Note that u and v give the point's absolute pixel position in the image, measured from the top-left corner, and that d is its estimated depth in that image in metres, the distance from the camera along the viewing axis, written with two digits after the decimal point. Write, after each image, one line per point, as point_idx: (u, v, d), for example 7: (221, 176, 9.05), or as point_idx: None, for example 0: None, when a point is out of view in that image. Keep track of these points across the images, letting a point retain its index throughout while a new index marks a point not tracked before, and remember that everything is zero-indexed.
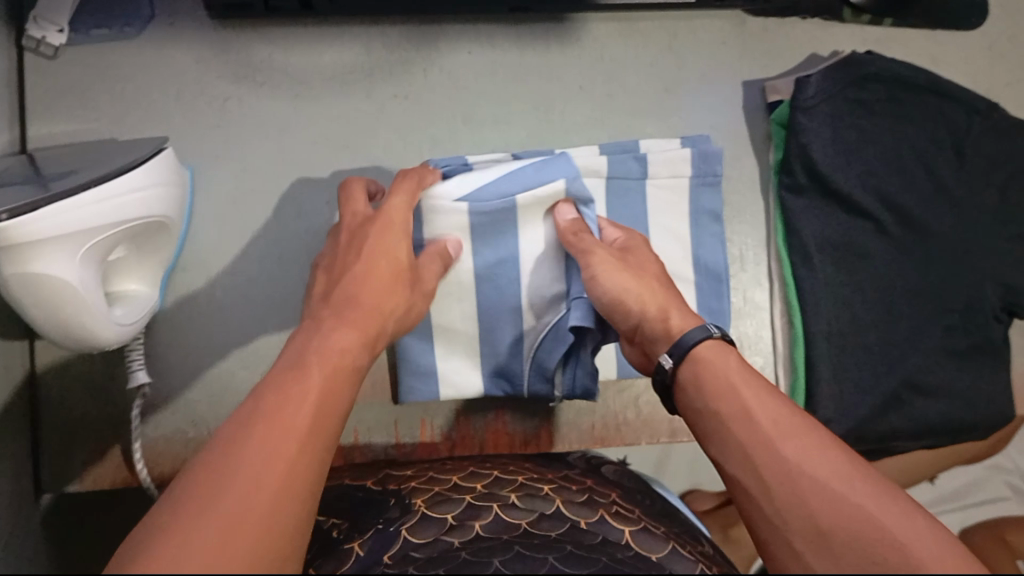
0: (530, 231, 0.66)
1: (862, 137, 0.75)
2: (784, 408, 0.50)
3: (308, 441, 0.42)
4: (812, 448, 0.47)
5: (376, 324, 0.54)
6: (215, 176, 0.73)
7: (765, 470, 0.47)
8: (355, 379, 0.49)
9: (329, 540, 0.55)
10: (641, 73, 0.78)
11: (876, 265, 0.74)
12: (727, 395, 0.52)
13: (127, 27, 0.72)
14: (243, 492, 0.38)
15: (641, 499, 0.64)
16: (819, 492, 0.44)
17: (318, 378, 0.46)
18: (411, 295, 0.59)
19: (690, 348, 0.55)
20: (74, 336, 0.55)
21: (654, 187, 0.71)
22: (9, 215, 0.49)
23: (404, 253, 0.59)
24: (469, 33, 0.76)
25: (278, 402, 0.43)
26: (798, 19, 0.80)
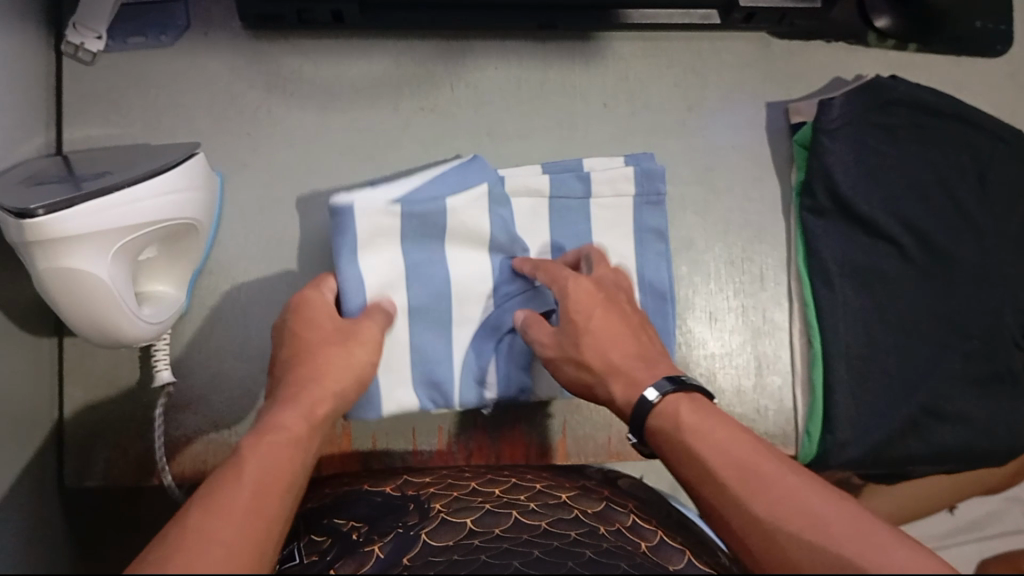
0: (455, 239, 0.66)
1: (885, 160, 0.76)
2: (745, 453, 0.52)
3: (253, 516, 0.43)
4: (783, 497, 0.48)
5: (322, 390, 0.54)
6: (242, 182, 0.74)
7: (744, 533, 0.49)
8: (304, 452, 0.50)
9: (347, 542, 0.56)
10: (664, 92, 0.79)
11: (894, 287, 0.74)
12: (688, 460, 0.53)
13: (162, 36, 0.74)
14: (192, 559, 0.38)
15: (657, 510, 0.64)
16: (802, 548, 0.45)
17: (257, 453, 0.47)
18: (353, 354, 0.58)
19: (644, 417, 0.57)
20: (103, 331, 0.56)
21: (597, 207, 0.73)
22: (46, 211, 0.51)
23: (330, 322, 0.59)
24: (496, 48, 0.78)
25: (220, 487, 0.44)
26: (823, 42, 0.81)
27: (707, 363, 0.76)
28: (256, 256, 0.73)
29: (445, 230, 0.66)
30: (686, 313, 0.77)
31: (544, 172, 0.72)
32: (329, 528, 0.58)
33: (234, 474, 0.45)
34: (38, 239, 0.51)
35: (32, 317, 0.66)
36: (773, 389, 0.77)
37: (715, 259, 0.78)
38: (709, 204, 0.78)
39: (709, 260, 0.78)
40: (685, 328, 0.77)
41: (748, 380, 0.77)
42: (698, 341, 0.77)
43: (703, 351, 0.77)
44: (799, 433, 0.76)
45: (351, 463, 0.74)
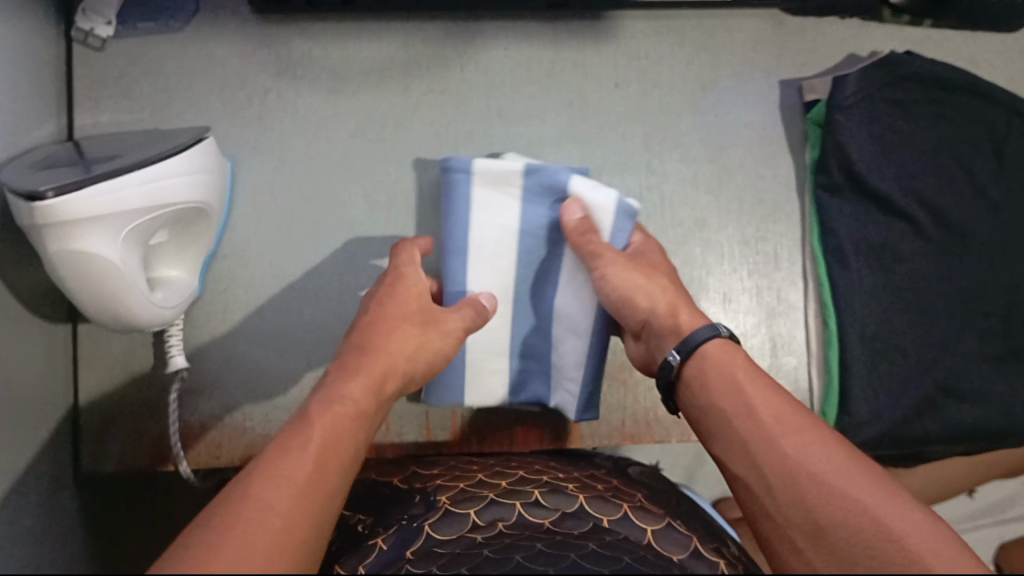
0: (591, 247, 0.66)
1: (900, 137, 0.75)
2: (785, 403, 0.52)
3: (314, 487, 0.44)
4: (811, 443, 0.49)
5: (384, 362, 0.56)
6: (253, 166, 0.74)
7: (766, 465, 0.49)
8: (367, 426, 0.51)
9: (353, 536, 0.57)
10: (676, 71, 0.78)
11: (911, 265, 0.74)
12: (730, 390, 0.54)
13: (172, 20, 0.74)
14: (243, 537, 0.39)
15: (667, 501, 0.63)
16: (816, 486, 0.46)
17: (323, 428, 0.48)
18: (430, 336, 0.60)
19: (697, 345, 0.57)
20: (114, 315, 0.56)
21: None
22: (55, 193, 0.51)
23: (416, 302, 0.61)
24: (506, 29, 0.77)
25: (284, 455, 0.45)
26: (837, 18, 0.80)
27: None
28: (266, 240, 0.73)
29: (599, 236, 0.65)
30: (700, 295, 0.76)
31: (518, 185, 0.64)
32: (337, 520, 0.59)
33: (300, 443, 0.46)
34: (49, 222, 0.51)
35: (45, 303, 0.66)
36: (789, 369, 0.76)
37: (728, 240, 0.77)
38: (722, 183, 0.77)
39: (722, 241, 0.77)
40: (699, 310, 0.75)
41: (763, 360, 0.76)
42: None
43: None
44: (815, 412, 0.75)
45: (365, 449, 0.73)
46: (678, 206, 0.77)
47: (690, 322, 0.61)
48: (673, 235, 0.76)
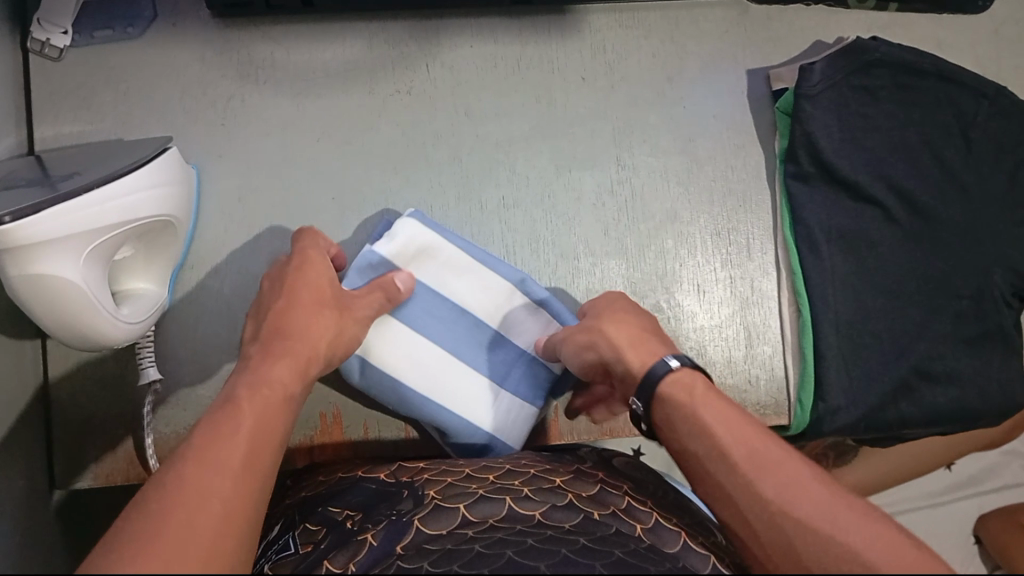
0: (452, 265, 0.69)
1: (866, 122, 0.75)
2: (759, 439, 0.50)
3: (247, 474, 0.44)
4: (790, 479, 0.46)
5: (306, 349, 0.55)
6: (220, 173, 0.73)
7: (748, 511, 0.47)
8: (292, 413, 0.51)
9: (343, 532, 0.56)
10: (643, 63, 0.78)
11: (881, 250, 0.74)
12: (701, 436, 0.51)
13: (129, 28, 0.73)
14: (191, 513, 0.39)
15: (652, 492, 0.64)
16: (799, 529, 0.44)
17: (250, 413, 0.47)
18: (346, 328, 0.60)
19: (657, 382, 0.56)
20: (81, 334, 0.55)
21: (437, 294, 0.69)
22: (13, 218, 0.50)
23: (330, 288, 0.60)
24: (471, 26, 0.77)
25: (212, 441, 0.44)
26: (803, 6, 0.80)
27: (696, 335, 0.75)
28: (235, 247, 0.72)
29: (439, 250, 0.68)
30: (674, 287, 0.75)
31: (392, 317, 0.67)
32: (325, 517, 0.59)
33: (230, 427, 0.46)
34: (8, 246, 0.50)
35: (8, 320, 0.65)
36: (764, 359, 0.75)
37: (701, 230, 0.77)
38: (693, 175, 0.77)
39: (695, 232, 0.77)
40: (674, 302, 0.75)
41: (738, 350, 0.75)
42: (687, 314, 0.75)
43: (692, 324, 0.75)
44: (791, 400, 0.74)
45: (343, 449, 0.72)
46: (650, 199, 0.76)
47: (638, 356, 0.59)
48: (646, 228, 0.76)
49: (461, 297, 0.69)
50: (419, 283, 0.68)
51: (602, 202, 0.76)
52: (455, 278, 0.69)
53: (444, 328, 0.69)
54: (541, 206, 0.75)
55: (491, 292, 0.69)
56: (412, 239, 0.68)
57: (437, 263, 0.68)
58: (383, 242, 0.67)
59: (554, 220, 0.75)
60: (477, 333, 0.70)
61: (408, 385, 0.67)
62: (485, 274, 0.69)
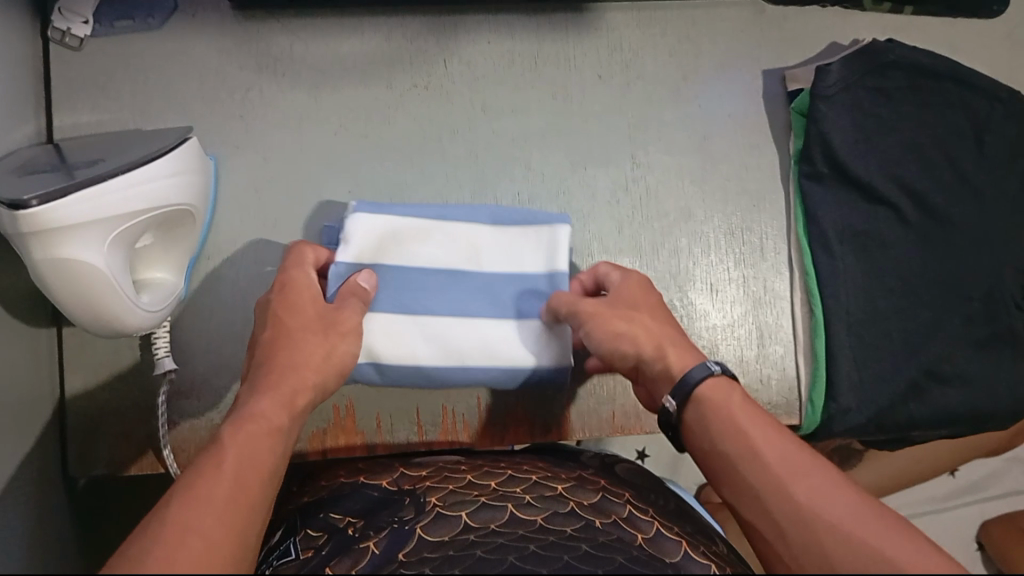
0: (417, 239, 0.68)
1: (881, 125, 0.75)
2: (795, 449, 0.51)
3: (236, 498, 0.45)
4: (822, 485, 0.48)
5: (296, 382, 0.56)
6: (237, 164, 0.73)
7: (778, 513, 0.48)
8: (282, 442, 0.52)
9: (344, 539, 0.56)
10: (659, 61, 0.78)
11: (894, 251, 0.74)
12: (735, 439, 0.53)
13: (149, 18, 0.73)
14: (176, 544, 0.40)
15: (654, 500, 0.64)
16: (832, 533, 0.45)
17: (234, 445, 0.48)
18: (333, 343, 0.60)
19: (693, 386, 0.57)
20: (102, 321, 0.55)
21: (438, 275, 0.68)
22: (39, 201, 0.51)
23: (313, 309, 0.61)
24: (488, 23, 0.77)
25: (201, 476, 0.46)
26: (818, 7, 0.81)
27: (709, 334, 0.75)
28: (251, 238, 0.72)
29: (396, 227, 0.67)
30: (687, 286, 0.76)
31: (385, 326, 0.66)
32: (326, 524, 0.59)
33: (215, 463, 0.47)
34: (33, 229, 0.51)
35: (27, 307, 0.65)
36: (776, 359, 0.75)
37: (714, 229, 0.77)
38: (707, 175, 0.77)
39: (708, 231, 0.77)
40: (687, 300, 0.75)
41: (751, 349, 0.75)
42: (700, 313, 0.75)
43: (705, 322, 0.75)
44: (802, 400, 0.74)
45: (356, 445, 0.72)
46: (664, 197, 0.77)
47: (679, 358, 0.59)
48: (659, 226, 0.76)
49: (442, 257, 0.68)
50: (392, 270, 0.67)
51: (616, 200, 0.76)
52: (425, 246, 0.68)
53: (445, 293, 0.68)
54: (556, 202, 0.75)
55: (462, 240, 0.68)
56: (371, 229, 0.67)
57: (401, 241, 0.68)
58: (341, 250, 0.66)
59: (569, 217, 0.75)
60: (473, 280, 0.68)
61: (426, 361, 0.67)
62: (460, 233, 0.69)
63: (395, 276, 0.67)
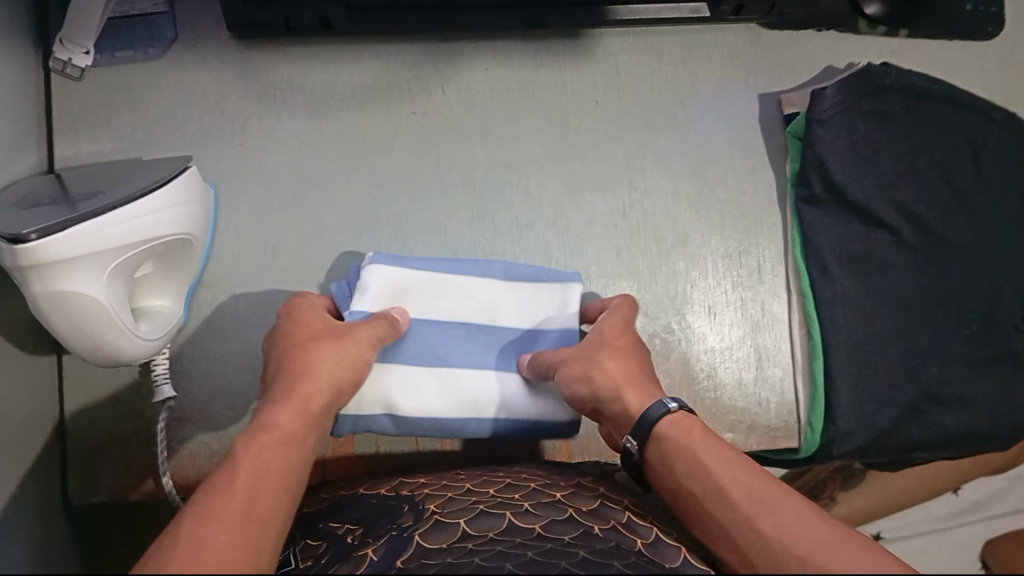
0: (431, 291, 0.68)
1: (876, 147, 0.76)
2: (758, 481, 0.50)
3: (250, 513, 0.44)
4: (789, 521, 0.47)
5: (312, 387, 0.55)
6: (237, 192, 0.73)
7: (749, 548, 0.47)
8: (302, 447, 0.51)
9: (343, 546, 0.56)
10: (656, 85, 0.79)
11: (891, 273, 0.74)
12: (699, 474, 0.52)
13: (150, 49, 0.74)
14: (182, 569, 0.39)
15: (652, 505, 0.65)
16: (802, 565, 0.44)
17: (247, 457, 0.47)
18: (343, 347, 0.58)
19: (654, 424, 0.56)
20: (101, 351, 0.56)
21: (451, 329, 0.68)
22: (38, 235, 0.51)
23: (321, 323, 0.60)
24: (486, 48, 0.78)
25: (216, 497, 0.45)
26: (814, 31, 0.82)
27: (708, 357, 0.75)
28: (250, 266, 0.73)
29: (412, 278, 0.67)
30: (685, 308, 0.76)
31: (397, 379, 0.65)
32: (325, 533, 0.59)
33: (226, 480, 0.46)
34: (33, 263, 0.51)
35: (28, 336, 0.65)
36: (774, 381, 0.75)
37: (712, 253, 0.77)
38: (704, 198, 0.78)
39: (706, 255, 0.77)
40: (685, 324, 0.76)
41: (749, 372, 0.75)
42: (698, 336, 0.76)
43: (703, 346, 0.75)
44: (801, 424, 0.74)
45: (354, 465, 0.72)
46: (661, 221, 0.77)
47: (637, 399, 0.59)
48: (657, 250, 0.76)
49: (459, 313, 0.68)
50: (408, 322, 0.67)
51: (614, 224, 0.76)
52: (442, 302, 0.68)
53: (454, 347, 0.67)
54: (553, 227, 0.76)
55: (478, 298, 0.69)
56: (387, 278, 0.67)
57: (417, 296, 0.68)
58: (358, 298, 0.65)
59: (567, 241, 0.76)
60: (488, 336, 0.69)
61: (441, 412, 0.66)
62: (472, 285, 0.69)
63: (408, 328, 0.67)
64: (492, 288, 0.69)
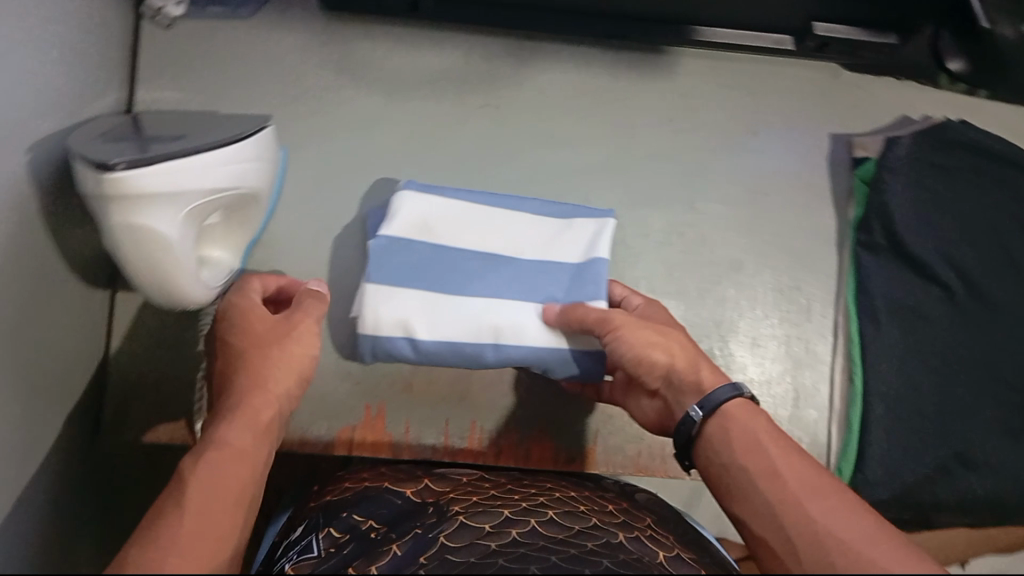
0: (457, 224, 0.68)
1: (938, 202, 0.75)
2: (813, 471, 0.51)
3: (204, 528, 0.41)
4: (833, 509, 0.47)
5: (259, 406, 0.52)
6: (304, 159, 0.74)
7: (792, 529, 0.47)
8: (253, 466, 0.48)
9: (366, 541, 0.56)
10: (729, 111, 0.79)
11: (938, 329, 0.74)
12: (753, 454, 0.52)
13: (241, 8, 0.76)
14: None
15: (674, 527, 0.64)
16: (843, 548, 0.44)
17: (195, 478, 0.44)
18: (286, 347, 0.57)
19: (720, 403, 0.56)
20: (161, 288, 0.56)
21: (477, 258, 0.68)
22: (126, 167, 0.51)
23: (263, 325, 0.59)
24: (565, 53, 0.79)
25: (162, 516, 0.41)
26: (893, 79, 0.82)
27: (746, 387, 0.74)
28: (306, 233, 0.73)
29: (439, 207, 0.68)
30: (729, 337, 0.75)
31: (419, 301, 0.65)
32: (349, 526, 0.58)
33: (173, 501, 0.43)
34: (118, 194, 0.51)
35: (87, 270, 0.66)
36: (808, 422, 0.75)
37: (762, 285, 0.77)
38: (761, 229, 0.78)
39: (756, 286, 0.77)
40: (727, 351, 0.75)
41: (785, 410, 0.75)
42: (739, 365, 0.75)
43: (742, 375, 0.75)
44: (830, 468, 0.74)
45: (382, 448, 0.72)
46: (716, 246, 0.77)
47: (713, 378, 0.58)
48: (709, 273, 0.76)
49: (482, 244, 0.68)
50: (435, 250, 0.67)
51: (669, 242, 0.76)
52: (471, 235, 0.68)
53: (481, 274, 0.67)
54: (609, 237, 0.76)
55: (507, 230, 0.69)
56: (413, 201, 0.68)
57: (446, 226, 0.68)
58: (386, 224, 0.67)
59: (619, 252, 0.76)
60: (512, 266, 0.68)
61: (458, 338, 0.65)
62: (505, 218, 0.69)
63: (431, 254, 0.67)
64: (524, 225, 0.69)
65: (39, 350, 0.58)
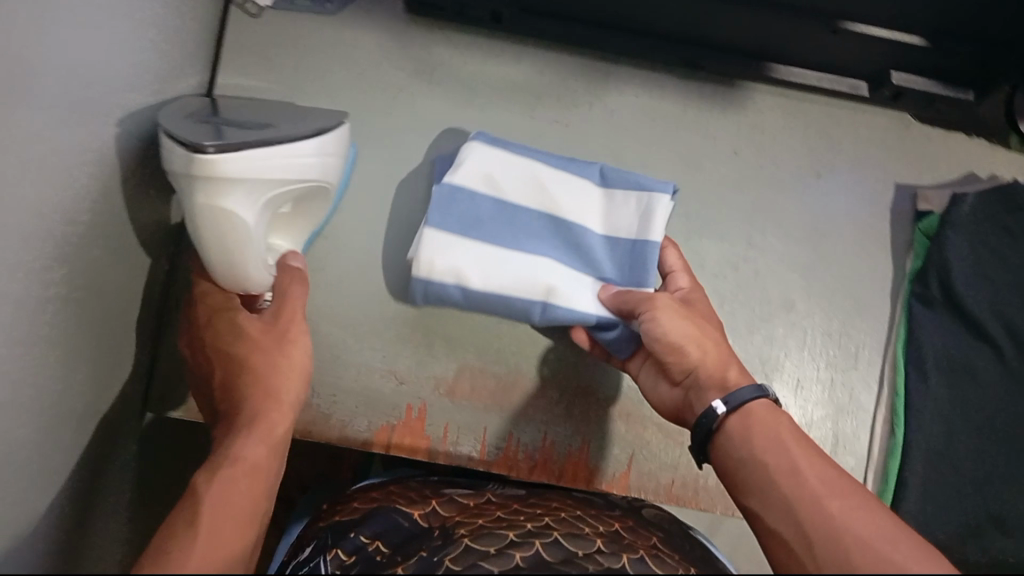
0: (523, 177, 0.68)
1: (1000, 262, 0.74)
2: (834, 472, 0.52)
3: (216, 548, 0.42)
4: (850, 510, 0.48)
5: (269, 417, 0.53)
6: (371, 157, 0.75)
7: (811, 525, 0.48)
8: (263, 485, 0.49)
9: (371, 561, 0.55)
10: (795, 150, 0.79)
11: (986, 390, 0.73)
12: (777, 449, 0.53)
13: (327, 3, 0.77)
14: None
15: (680, 544, 0.63)
16: (863, 546, 0.46)
17: (204, 498, 0.45)
18: (289, 349, 0.57)
19: (745, 402, 0.56)
20: (230, 273, 0.58)
21: (536, 215, 0.68)
22: (215, 149, 0.53)
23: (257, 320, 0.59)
24: (639, 77, 0.79)
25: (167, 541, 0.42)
26: (963, 135, 0.82)
27: None
28: (366, 229, 0.74)
29: (507, 158, 0.69)
30: (773, 374, 0.75)
31: (473, 252, 0.66)
32: (355, 546, 0.58)
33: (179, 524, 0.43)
34: (204, 175, 0.53)
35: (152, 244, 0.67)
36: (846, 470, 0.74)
37: (813, 326, 0.76)
38: (816, 271, 0.78)
39: (806, 327, 0.76)
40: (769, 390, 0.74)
41: None
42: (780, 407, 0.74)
43: None
44: None
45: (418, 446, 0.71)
46: (769, 283, 0.77)
47: (739, 378, 0.59)
48: (759, 310, 0.76)
49: (544, 199, 0.68)
50: (496, 204, 0.67)
51: (722, 274, 0.76)
52: (533, 190, 0.68)
53: (538, 233, 0.67)
54: None
55: (572, 189, 0.69)
56: (482, 152, 0.68)
57: (510, 179, 0.68)
58: (450, 172, 0.67)
59: None
60: (568, 228, 0.68)
61: (510, 289, 0.66)
62: (571, 177, 0.69)
63: (490, 207, 0.67)
64: (588, 187, 0.69)
65: (100, 317, 0.59)
